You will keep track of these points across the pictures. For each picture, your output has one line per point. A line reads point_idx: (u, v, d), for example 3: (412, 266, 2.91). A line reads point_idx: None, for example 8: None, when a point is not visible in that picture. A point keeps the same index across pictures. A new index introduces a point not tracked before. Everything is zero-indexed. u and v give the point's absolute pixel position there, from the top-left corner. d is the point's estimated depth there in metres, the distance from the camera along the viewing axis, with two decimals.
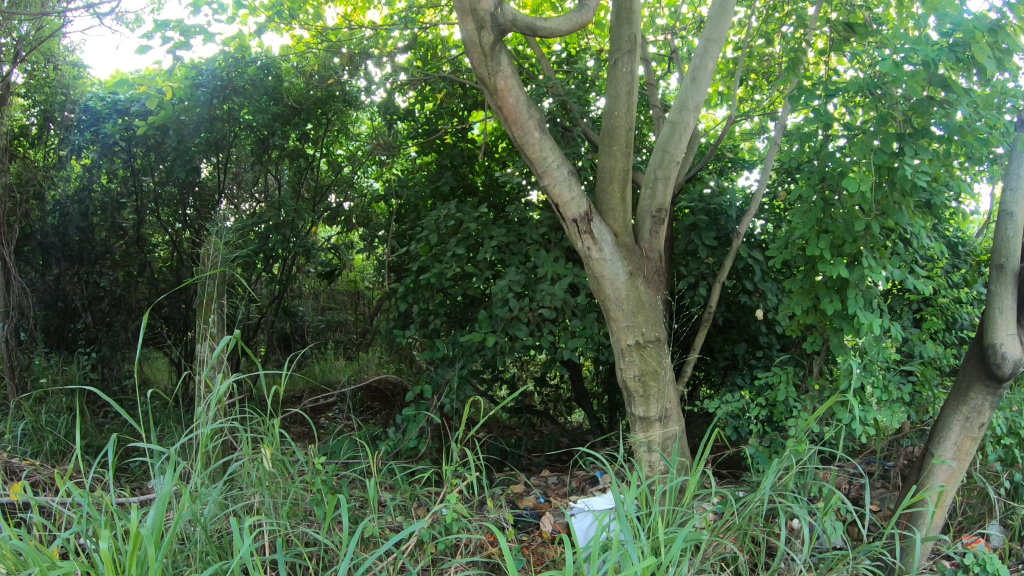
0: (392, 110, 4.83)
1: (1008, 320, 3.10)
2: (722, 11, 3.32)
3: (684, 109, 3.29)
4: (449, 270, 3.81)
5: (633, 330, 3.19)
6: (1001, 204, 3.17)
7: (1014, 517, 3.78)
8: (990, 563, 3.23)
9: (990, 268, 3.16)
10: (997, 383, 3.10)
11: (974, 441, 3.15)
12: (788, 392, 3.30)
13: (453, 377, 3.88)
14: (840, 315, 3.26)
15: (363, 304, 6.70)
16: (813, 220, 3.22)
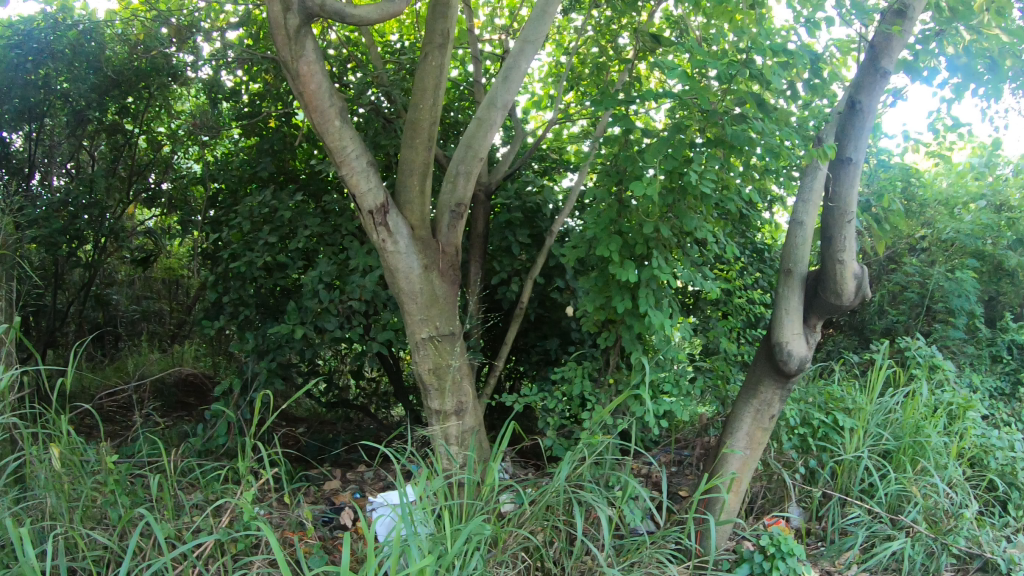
0: (217, 89, 4.69)
1: (793, 320, 3.36)
2: (542, 16, 3.36)
3: (493, 107, 3.27)
4: (259, 259, 3.87)
5: (427, 324, 3.26)
6: (792, 214, 3.41)
7: (812, 498, 4.11)
8: (784, 543, 3.45)
9: (780, 272, 3.41)
10: (783, 378, 3.37)
11: (763, 431, 3.40)
12: (584, 386, 3.41)
13: (262, 370, 3.89)
14: (631, 312, 3.42)
15: (180, 293, 6.32)
16: (609, 218, 3.37)
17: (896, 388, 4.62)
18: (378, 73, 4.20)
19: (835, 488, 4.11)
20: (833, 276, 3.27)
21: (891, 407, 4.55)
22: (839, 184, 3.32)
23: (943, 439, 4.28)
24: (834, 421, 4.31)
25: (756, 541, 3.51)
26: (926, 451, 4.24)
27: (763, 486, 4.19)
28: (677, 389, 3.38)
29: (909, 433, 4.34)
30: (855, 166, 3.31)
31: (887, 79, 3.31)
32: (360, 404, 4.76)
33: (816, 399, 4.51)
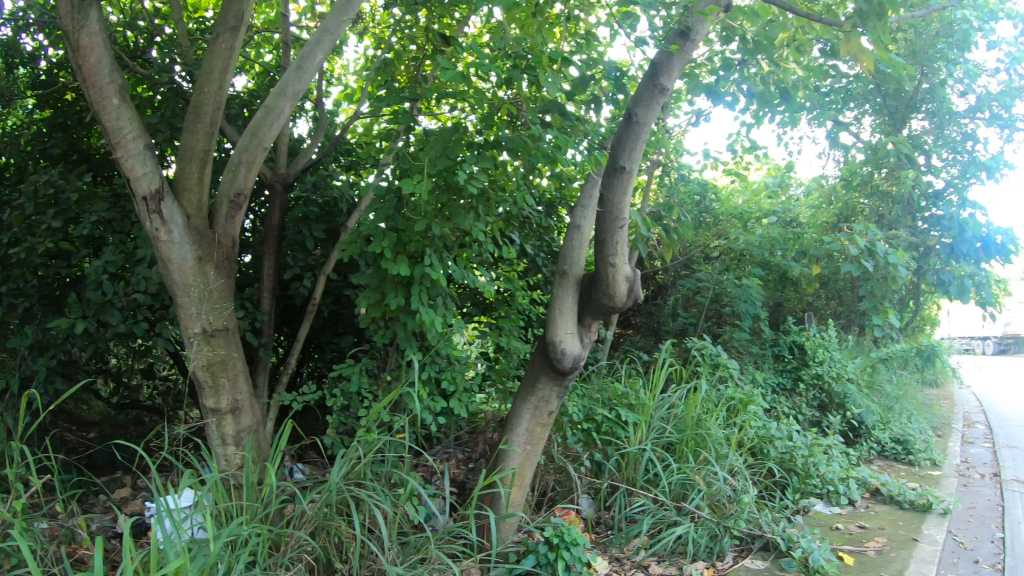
0: (13, 51, 4.65)
1: (566, 322, 4.10)
2: (328, 32, 4.25)
3: (282, 95, 4.06)
4: (41, 244, 4.20)
5: (201, 319, 3.85)
6: (570, 221, 4.17)
7: (599, 491, 4.92)
8: (566, 533, 3.98)
9: (557, 274, 4.17)
10: (560, 377, 4.11)
11: (543, 427, 4.16)
12: (361, 382, 4.35)
13: (39, 368, 4.30)
14: (404, 308, 4.30)
15: None
16: (382, 217, 4.21)
17: (676, 389, 5.54)
18: (183, 54, 4.96)
19: (621, 480, 4.90)
20: (604, 279, 3.99)
21: (675, 403, 5.47)
22: (610, 194, 4.03)
23: (723, 433, 5.21)
24: (619, 417, 5.17)
25: (544, 532, 3.99)
26: (708, 442, 5.12)
27: (555, 481, 4.97)
28: (447, 385, 4.50)
29: (692, 427, 5.24)
30: (625, 176, 4.00)
31: (661, 98, 4.06)
32: (150, 404, 5.34)
33: (608, 397, 5.41)
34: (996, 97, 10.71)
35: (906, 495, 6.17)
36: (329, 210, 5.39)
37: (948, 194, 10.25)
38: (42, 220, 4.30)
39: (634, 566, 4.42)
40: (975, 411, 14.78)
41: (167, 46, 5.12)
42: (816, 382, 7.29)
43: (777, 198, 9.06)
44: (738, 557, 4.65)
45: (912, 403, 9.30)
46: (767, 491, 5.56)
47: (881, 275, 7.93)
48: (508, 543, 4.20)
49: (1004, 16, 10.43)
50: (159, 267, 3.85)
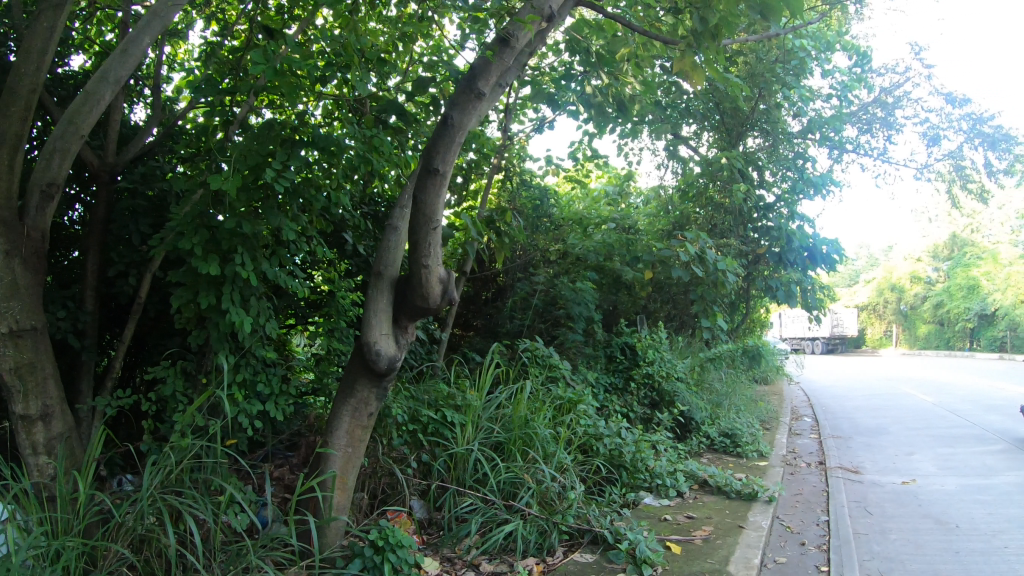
0: None
1: (381, 321, 4.17)
2: (156, 20, 4.12)
3: (103, 81, 3.87)
4: None
5: (6, 318, 3.62)
6: (386, 227, 4.38)
7: (429, 492, 5.01)
8: (392, 534, 4.04)
9: (372, 275, 4.25)
10: (377, 378, 4.22)
11: (361, 429, 4.27)
12: (175, 386, 4.44)
13: None
14: (216, 309, 4.42)
15: None
16: (194, 215, 4.37)
17: (503, 389, 5.74)
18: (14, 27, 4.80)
19: (450, 480, 5.01)
20: (418, 281, 4.16)
21: (502, 403, 5.66)
22: (425, 196, 4.20)
23: (548, 432, 5.43)
24: (444, 418, 5.26)
25: (367, 535, 4.07)
26: (534, 441, 5.35)
27: (386, 484, 4.98)
28: (264, 388, 4.63)
29: (520, 426, 5.44)
30: (439, 179, 4.20)
31: (476, 102, 4.34)
32: None
33: (435, 398, 5.46)
34: (824, 120, 11.60)
35: (733, 485, 6.58)
36: (158, 206, 5.12)
37: (777, 207, 10.96)
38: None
39: (465, 565, 4.48)
40: (808, 410, 15.86)
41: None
42: (647, 381, 7.88)
43: (616, 206, 9.45)
44: (567, 551, 4.85)
45: (741, 401, 9.94)
46: (597, 487, 5.78)
47: (711, 281, 8.39)
48: (335, 548, 4.17)
49: (832, 46, 11.32)
50: None
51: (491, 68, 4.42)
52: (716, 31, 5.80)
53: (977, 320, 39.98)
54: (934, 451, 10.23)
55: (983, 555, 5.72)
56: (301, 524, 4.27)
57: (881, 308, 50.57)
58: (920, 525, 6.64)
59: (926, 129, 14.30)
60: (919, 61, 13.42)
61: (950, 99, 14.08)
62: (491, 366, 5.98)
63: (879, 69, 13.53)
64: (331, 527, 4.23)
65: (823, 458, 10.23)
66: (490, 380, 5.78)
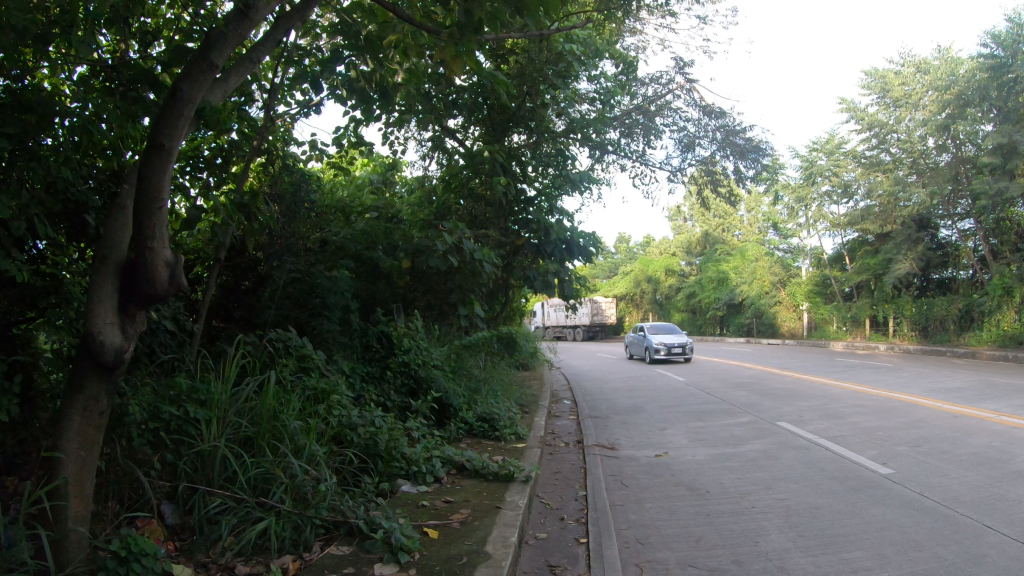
0: None
1: (107, 310, 3.84)
2: None
3: None
4: None
5: None
6: (113, 203, 4.00)
7: (176, 495, 4.72)
8: (136, 543, 3.87)
9: (97, 257, 3.89)
10: (104, 371, 3.89)
11: (93, 429, 3.93)
12: None
13: None
14: None
15: None
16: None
17: (251, 381, 5.56)
18: None
19: (199, 480, 4.77)
20: (144, 266, 3.90)
21: (251, 396, 5.47)
22: (149, 173, 3.92)
23: (298, 424, 5.31)
24: (189, 414, 5.00)
25: (109, 546, 3.81)
26: (283, 434, 5.20)
27: (131, 488, 4.64)
28: None
29: (268, 419, 5.28)
30: (165, 155, 3.94)
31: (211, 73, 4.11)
32: None
33: (178, 394, 5.14)
34: (587, 121, 12.29)
35: (490, 467, 6.85)
36: None
37: (538, 201, 11.46)
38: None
39: (220, 568, 4.26)
40: (567, 393, 16.76)
41: None
42: (402, 368, 8.05)
43: (381, 195, 9.39)
44: (324, 544, 4.78)
45: (499, 386, 10.32)
46: (354, 476, 5.77)
47: (469, 271, 8.63)
48: (76, 563, 3.85)
49: (600, 52, 11.93)
50: None
51: (220, 39, 4.19)
52: (479, 25, 5.94)
53: (726, 308, 44.62)
54: (682, 426, 11.24)
55: (727, 515, 6.39)
56: (33, 541, 3.89)
57: (636, 298, 54.48)
58: (670, 493, 7.29)
59: (678, 135, 15.61)
60: (677, 74, 14.58)
61: (703, 111, 15.47)
62: (237, 358, 5.76)
63: (642, 78, 14.54)
64: (74, 540, 3.91)
65: (578, 438, 10.90)
66: (235, 372, 5.55)
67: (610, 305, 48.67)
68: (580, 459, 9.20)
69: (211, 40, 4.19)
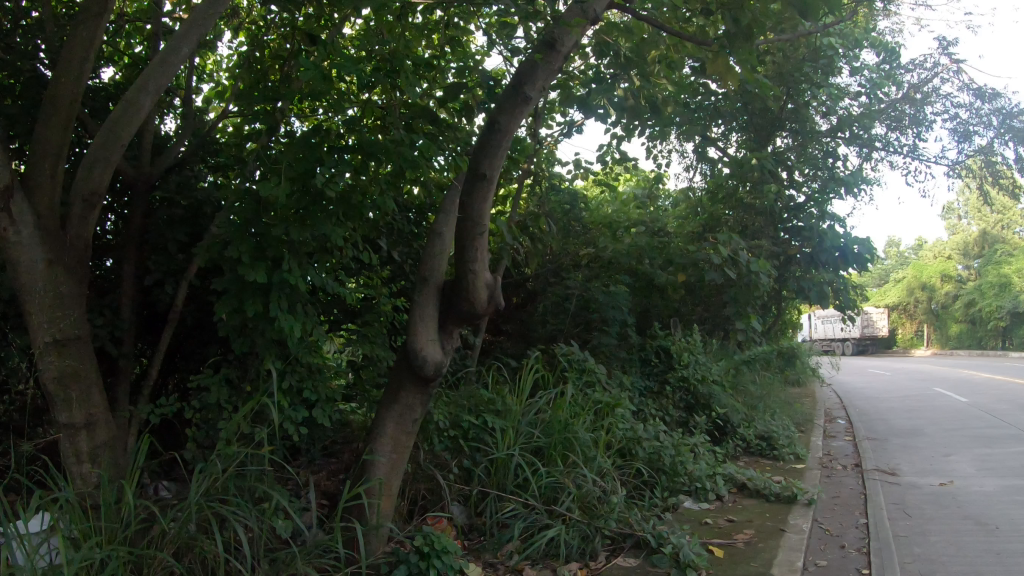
0: None
1: (426, 328, 4.22)
2: (198, 21, 4.10)
3: (142, 91, 3.88)
4: None
5: (50, 328, 3.66)
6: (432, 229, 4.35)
7: (468, 497, 4.97)
8: (435, 540, 3.93)
9: (419, 279, 4.27)
10: (422, 383, 4.25)
11: (407, 436, 4.28)
12: (220, 395, 4.40)
13: None
14: (265, 317, 4.41)
15: None
16: (241, 223, 4.33)
17: (544, 394, 5.73)
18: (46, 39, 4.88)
19: (491, 485, 4.99)
20: (462, 287, 4.22)
21: (542, 407, 5.65)
22: (472, 200, 4.27)
23: (589, 436, 5.41)
24: (485, 423, 5.29)
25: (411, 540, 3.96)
26: (574, 445, 5.32)
27: (426, 489, 4.96)
28: (310, 395, 4.66)
29: (560, 430, 5.43)
30: (486, 183, 4.27)
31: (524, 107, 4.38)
32: None
33: (475, 404, 5.45)
34: (855, 118, 11.44)
35: (772, 487, 6.54)
36: (194, 214, 5.05)
37: (808, 207, 10.85)
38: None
39: (507, 569, 4.49)
40: (839, 411, 15.71)
41: (30, 32, 5.01)
42: (682, 384, 7.86)
43: (647, 209, 9.30)
44: (611, 555, 4.83)
45: (775, 404, 9.81)
46: (636, 491, 5.78)
47: (745, 283, 8.39)
48: (378, 554, 4.01)
49: (861, 42, 11.10)
50: (6, 274, 3.69)
51: (532, 74, 4.44)
52: (749, 31, 5.80)
53: (1011, 318, 39.56)
54: (971, 451, 10.13)
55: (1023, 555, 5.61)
56: (346, 532, 4.11)
57: (908, 308, 49.81)
58: (958, 526, 6.54)
59: (953, 125, 14.09)
60: (942, 54, 13.09)
61: (976, 95, 13.77)
62: (531, 371, 5.96)
63: (904, 64, 13.21)
64: (376, 536, 4.09)
65: (856, 460, 10.16)
66: (528, 386, 5.76)
67: (880, 317, 44.98)
68: (860, 483, 8.53)
69: (524, 74, 4.46)
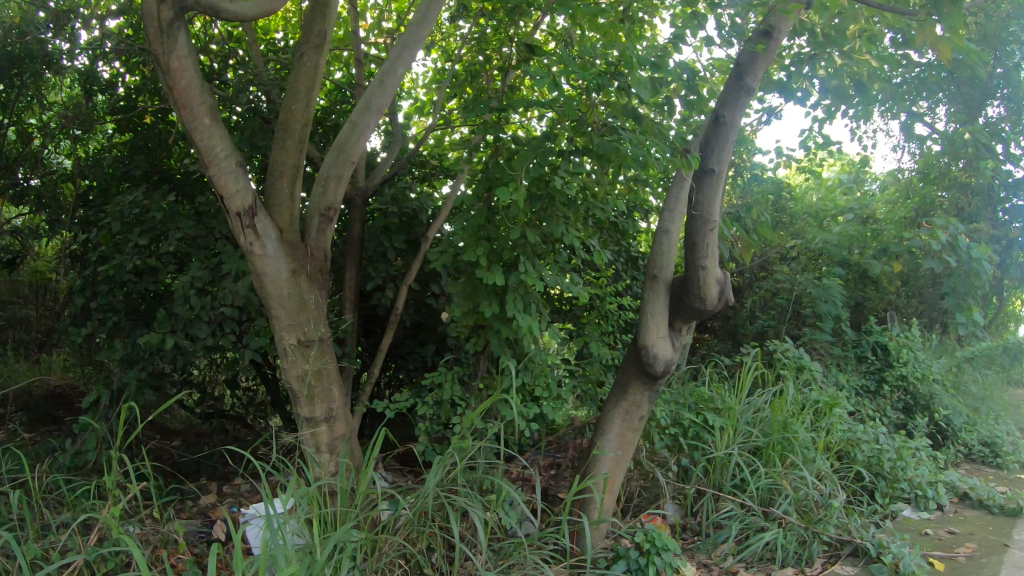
0: (93, 79, 5.06)
1: (657, 325, 4.18)
2: (420, 26, 3.85)
3: (367, 110, 3.73)
4: (130, 262, 4.43)
5: (295, 330, 3.70)
6: (659, 223, 4.24)
7: (685, 496, 4.75)
8: (657, 538, 3.71)
9: (648, 277, 4.23)
10: (650, 380, 4.19)
11: (633, 433, 4.22)
12: (454, 392, 4.26)
13: (132, 381, 4.46)
14: (503, 318, 4.22)
15: (45, 298, 6.65)
16: (476, 226, 4.13)
17: (763, 392, 5.35)
18: (256, 71, 4.73)
19: (708, 485, 4.74)
20: (694, 283, 4.11)
21: (761, 406, 5.29)
22: (703, 196, 4.19)
23: (809, 436, 5.04)
24: (706, 421, 5.01)
25: (632, 536, 3.75)
26: (794, 446, 4.96)
27: (640, 486, 4.84)
28: (543, 394, 4.30)
29: (778, 430, 5.08)
30: (717, 178, 4.18)
31: (749, 96, 4.16)
32: (235, 415, 5.29)
33: (693, 401, 5.21)
34: None
35: (996, 499, 5.91)
36: (408, 223, 5.14)
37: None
38: (128, 238, 4.53)
39: (722, 571, 4.28)
40: None
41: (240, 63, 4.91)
42: (901, 383, 7.19)
43: (853, 193, 8.63)
44: (826, 562, 4.50)
45: (999, 403, 8.86)
46: (853, 496, 5.40)
47: (965, 271, 7.63)
48: (597, 550, 3.84)
49: None
50: (252, 283, 3.73)
51: (753, 62, 4.23)
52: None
53: None
54: None
55: None
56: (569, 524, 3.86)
57: None
58: None
59: None
60: None
61: None
62: (754, 367, 5.56)
63: None
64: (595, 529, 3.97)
65: None
66: (748, 381, 5.40)
67: None
68: None
69: (747, 61, 4.23)
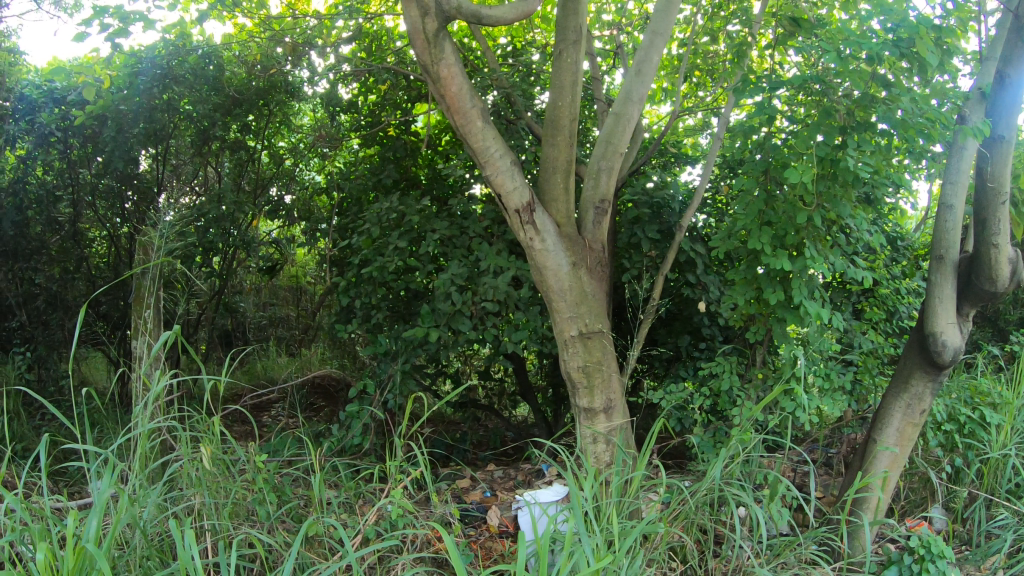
0: (336, 101, 5.49)
1: (947, 310, 3.88)
2: (666, 10, 3.87)
3: (629, 100, 3.84)
4: (392, 262, 4.66)
5: (576, 321, 3.77)
6: (943, 199, 3.93)
7: (957, 499, 4.36)
8: (934, 545, 3.38)
9: (933, 258, 3.93)
10: (936, 370, 3.90)
11: (914, 427, 3.96)
12: (731, 383, 4.11)
13: (397, 372, 4.70)
14: (783, 305, 4.05)
15: (305, 299, 7.56)
16: (757, 211, 3.93)
17: None
18: (497, 75, 4.86)
19: (982, 488, 4.32)
20: (987, 264, 3.78)
21: None
22: (992, 163, 3.82)
23: None
24: (982, 417, 4.59)
25: (905, 540, 3.46)
26: None
27: (912, 485, 4.50)
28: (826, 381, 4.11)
29: None
30: (1007, 144, 3.79)
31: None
32: (487, 404, 5.63)
33: (963, 397, 4.79)
34: None
35: None
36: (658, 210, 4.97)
37: None
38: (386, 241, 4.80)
39: None
40: None
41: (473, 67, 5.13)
42: None
43: None
44: None
45: None
46: None
47: None
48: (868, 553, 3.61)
49: None
50: (533, 276, 3.86)
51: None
52: None
53: None
54: None
55: None
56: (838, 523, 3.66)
57: None
58: None
59: None
60: None
61: None
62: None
63: None
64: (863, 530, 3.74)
65: None
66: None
67: None
68: None
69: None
